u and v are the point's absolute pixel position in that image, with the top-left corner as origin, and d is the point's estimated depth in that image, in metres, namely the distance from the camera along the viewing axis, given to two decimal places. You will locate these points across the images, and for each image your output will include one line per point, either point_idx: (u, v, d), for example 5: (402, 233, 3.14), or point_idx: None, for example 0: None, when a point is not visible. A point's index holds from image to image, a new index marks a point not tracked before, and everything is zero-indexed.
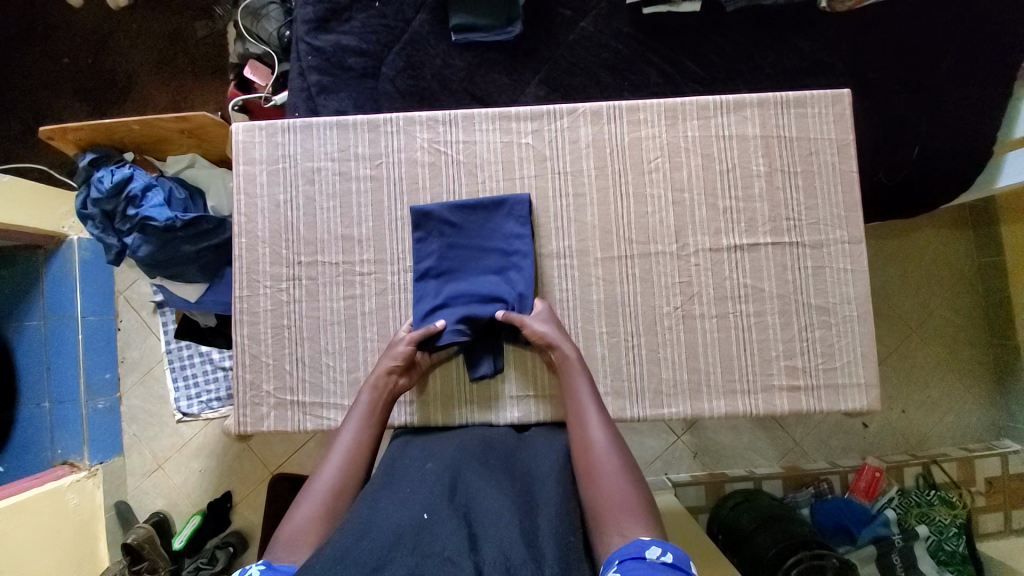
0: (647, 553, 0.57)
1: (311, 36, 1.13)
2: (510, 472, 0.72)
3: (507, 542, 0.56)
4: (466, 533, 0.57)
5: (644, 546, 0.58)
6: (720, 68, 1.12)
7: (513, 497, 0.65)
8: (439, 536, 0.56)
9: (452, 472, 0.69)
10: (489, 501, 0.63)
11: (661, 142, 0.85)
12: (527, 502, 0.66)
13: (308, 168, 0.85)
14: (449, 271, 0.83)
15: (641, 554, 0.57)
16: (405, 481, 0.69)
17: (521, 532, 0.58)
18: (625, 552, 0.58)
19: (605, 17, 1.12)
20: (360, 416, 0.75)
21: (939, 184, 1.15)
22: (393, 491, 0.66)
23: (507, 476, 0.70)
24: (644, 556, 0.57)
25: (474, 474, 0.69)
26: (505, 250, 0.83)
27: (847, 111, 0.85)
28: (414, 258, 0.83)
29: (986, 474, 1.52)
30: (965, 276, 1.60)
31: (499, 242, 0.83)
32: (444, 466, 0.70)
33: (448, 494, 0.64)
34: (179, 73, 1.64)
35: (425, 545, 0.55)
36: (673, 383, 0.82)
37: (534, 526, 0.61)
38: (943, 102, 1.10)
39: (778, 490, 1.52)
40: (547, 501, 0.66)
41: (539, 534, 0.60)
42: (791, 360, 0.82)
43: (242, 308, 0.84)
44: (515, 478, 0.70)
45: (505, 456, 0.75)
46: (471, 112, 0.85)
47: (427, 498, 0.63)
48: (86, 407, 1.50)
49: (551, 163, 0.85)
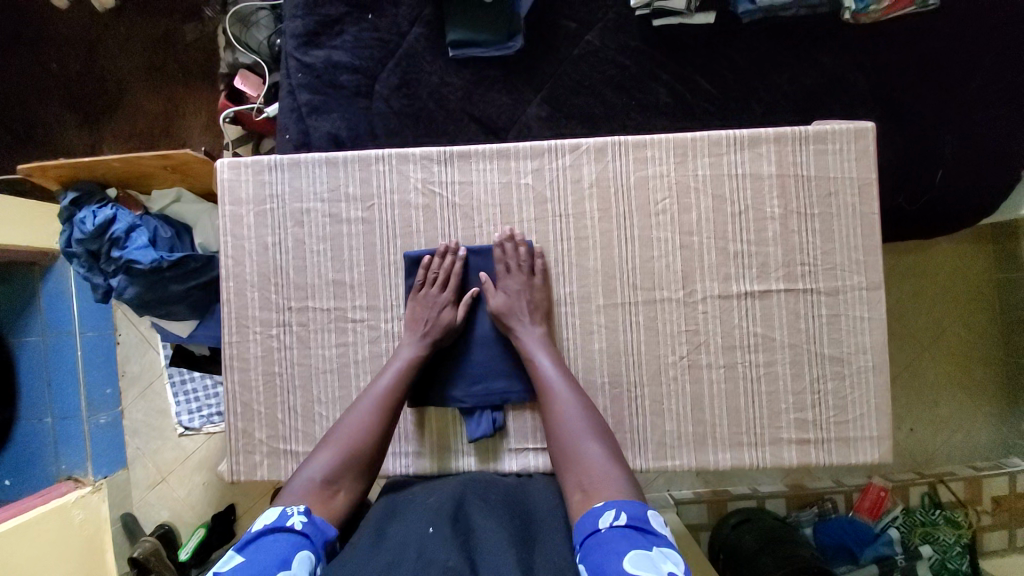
0: (602, 523, 0.58)
1: (300, 52, 1.07)
2: (512, 505, 0.70)
3: (504, 561, 0.55)
4: (465, 551, 0.57)
5: (598, 515, 0.59)
6: (734, 85, 1.05)
7: (513, 527, 0.64)
8: (439, 544, 0.58)
9: (454, 504, 0.69)
10: (490, 520, 0.64)
11: (669, 180, 0.80)
12: (529, 531, 0.64)
13: (297, 209, 0.81)
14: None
15: (596, 527, 0.57)
16: (409, 514, 0.68)
17: (519, 557, 0.56)
18: (584, 528, 0.59)
19: (610, 30, 1.06)
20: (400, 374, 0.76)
21: (964, 206, 1.08)
22: (400, 518, 0.68)
23: (509, 510, 0.69)
24: (599, 528, 0.57)
25: (477, 505, 0.69)
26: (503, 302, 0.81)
27: (870, 147, 0.79)
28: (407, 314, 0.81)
29: (993, 494, 1.48)
30: (982, 292, 1.55)
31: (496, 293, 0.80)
32: (449, 497, 0.71)
33: (451, 514, 0.66)
34: (169, 79, 1.58)
35: (428, 555, 0.56)
36: (677, 436, 0.79)
37: (533, 554, 0.59)
38: (971, 123, 1.03)
39: (781, 509, 1.50)
40: (549, 536, 0.63)
41: (538, 562, 0.57)
42: (801, 413, 0.78)
43: (232, 354, 0.82)
44: (517, 512, 0.68)
45: (507, 492, 0.74)
46: (468, 151, 0.80)
47: (430, 523, 0.63)
48: (88, 423, 1.50)
49: (552, 205, 0.80)
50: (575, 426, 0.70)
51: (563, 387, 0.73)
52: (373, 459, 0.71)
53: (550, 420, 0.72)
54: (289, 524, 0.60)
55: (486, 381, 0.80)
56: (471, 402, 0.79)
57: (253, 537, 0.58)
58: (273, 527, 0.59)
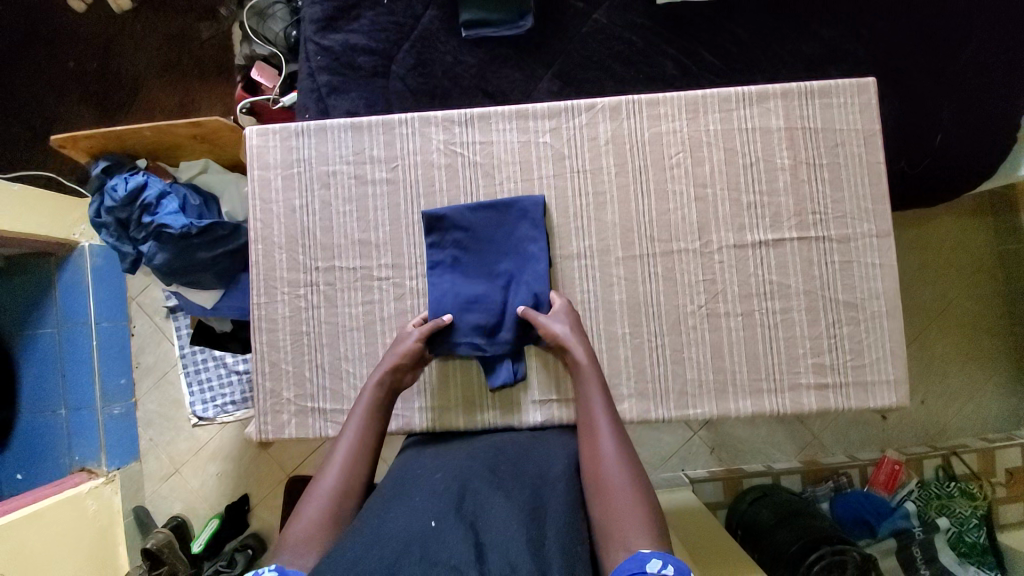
0: (647, 568, 0.56)
1: (318, 36, 1.11)
2: (519, 474, 0.70)
3: (514, 551, 0.56)
4: (473, 542, 0.57)
5: (644, 560, 0.57)
6: (737, 58, 1.09)
7: (520, 503, 0.64)
8: (446, 545, 0.57)
9: (459, 480, 0.67)
10: (493, 511, 0.62)
11: (682, 136, 0.83)
12: (537, 504, 0.64)
13: (323, 172, 0.84)
14: (459, 275, 0.82)
15: (641, 569, 0.56)
16: (415, 489, 0.68)
17: (528, 542, 0.57)
18: (626, 566, 0.57)
19: (617, 9, 1.10)
20: (368, 415, 0.74)
21: (959, 172, 1.12)
22: (403, 499, 0.66)
23: (515, 480, 0.69)
24: (644, 571, 0.56)
25: (483, 481, 0.68)
26: (521, 254, 0.82)
27: (873, 100, 0.82)
28: (425, 274, 0.83)
29: (1007, 465, 1.48)
30: (985, 265, 1.57)
31: (515, 246, 0.82)
32: (454, 473, 0.70)
33: (455, 501, 0.64)
34: (184, 75, 1.62)
35: (432, 555, 0.56)
36: (698, 384, 0.81)
37: (541, 532, 0.60)
38: (967, 90, 1.07)
39: (796, 484, 1.50)
40: (556, 505, 0.65)
41: (547, 540, 0.59)
42: (818, 357, 0.80)
43: (260, 316, 0.83)
44: (524, 482, 0.68)
45: (515, 460, 0.73)
46: (488, 112, 0.83)
47: (433, 509, 0.62)
48: (102, 413, 1.50)
49: (570, 161, 0.83)
50: (612, 469, 0.67)
51: (604, 425, 0.71)
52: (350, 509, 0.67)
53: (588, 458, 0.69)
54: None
55: (506, 329, 0.81)
56: (491, 349, 0.81)
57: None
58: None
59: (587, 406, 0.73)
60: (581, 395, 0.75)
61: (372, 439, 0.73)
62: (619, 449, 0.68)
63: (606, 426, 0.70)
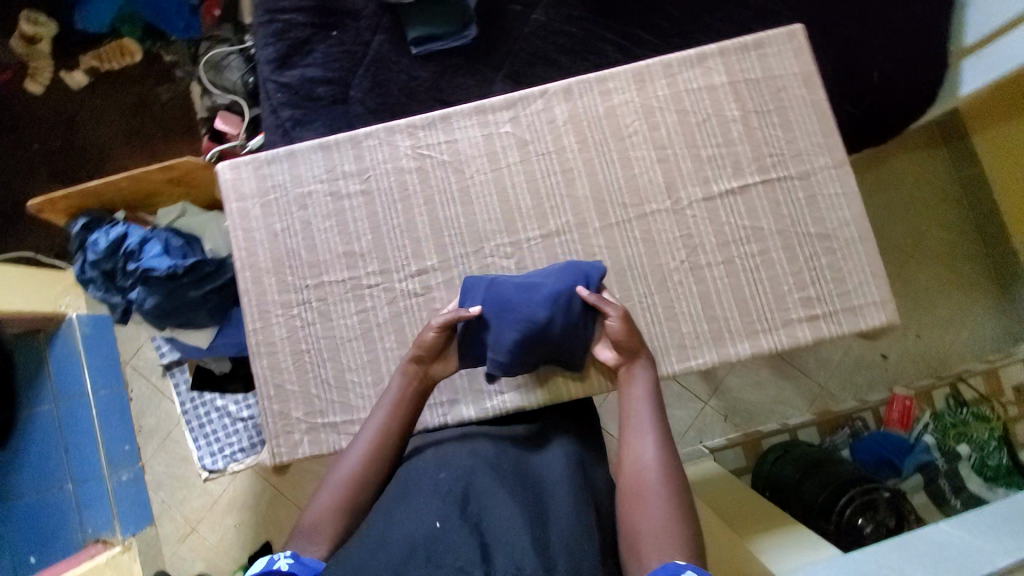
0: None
1: (276, 74, 1.15)
2: (523, 476, 0.68)
3: (518, 551, 0.55)
4: (477, 542, 0.56)
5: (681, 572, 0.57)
6: (672, 33, 1.17)
7: (524, 501, 0.63)
8: (452, 548, 0.56)
9: (463, 482, 0.65)
10: (502, 510, 0.60)
11: (635, 106, 0.87)
12: (540, 508, 0.62)
13: (299, 193, 0.85)
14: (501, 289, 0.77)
15: None
16: (417, 491, 0.65)
17: (533, 542, 0.56)
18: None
19: (553, 6, 1.18)
20: (392, 405, 0.74)
21: (898, 110, 1.20)
22: (407, 502, 0.64)
23: (520, 483, 0.67)
24: None
25: (489, 482, 0.65)
26: (574, 269, 0.78)
27: (803, 45, 0.88)
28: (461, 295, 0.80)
29: (1014, 382, 1.51)
30: (950, 193, 1.62)
31: (564, 269, 0.78)
32: (459, 472, 0.67)
33: (460, 502, 0.62)
34: (149, 138, 1.65)
35: (437, 557, 0.55)
36: (695, 335, 0.82)
37: (546, 534, 0.59)
38: (889, 30, 1.15)
39: (814, 437, 1.50)
40: (560, 509, 0.64)
41: (552, 541, 0.58)
42: (804, 291, 0.82)
43: (257, 341, 0.83)
44: (525, 482, 0.67)
45: (518, 460, 0.71)
46: (448, 112, 0.86)
47: (437, 511, 0.60)
48: (110, 481, 1.48)
49: (533, 146, 0.86)
50: (652, 479, 0.66)
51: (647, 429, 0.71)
52: (363, 494, 0.67)
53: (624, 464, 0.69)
54: (275, 568, 0.58)
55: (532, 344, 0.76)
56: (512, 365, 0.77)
57: None
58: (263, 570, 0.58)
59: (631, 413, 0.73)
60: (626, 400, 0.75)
61: (397, 430, 0.73)
62: (662, 464, 0.67)
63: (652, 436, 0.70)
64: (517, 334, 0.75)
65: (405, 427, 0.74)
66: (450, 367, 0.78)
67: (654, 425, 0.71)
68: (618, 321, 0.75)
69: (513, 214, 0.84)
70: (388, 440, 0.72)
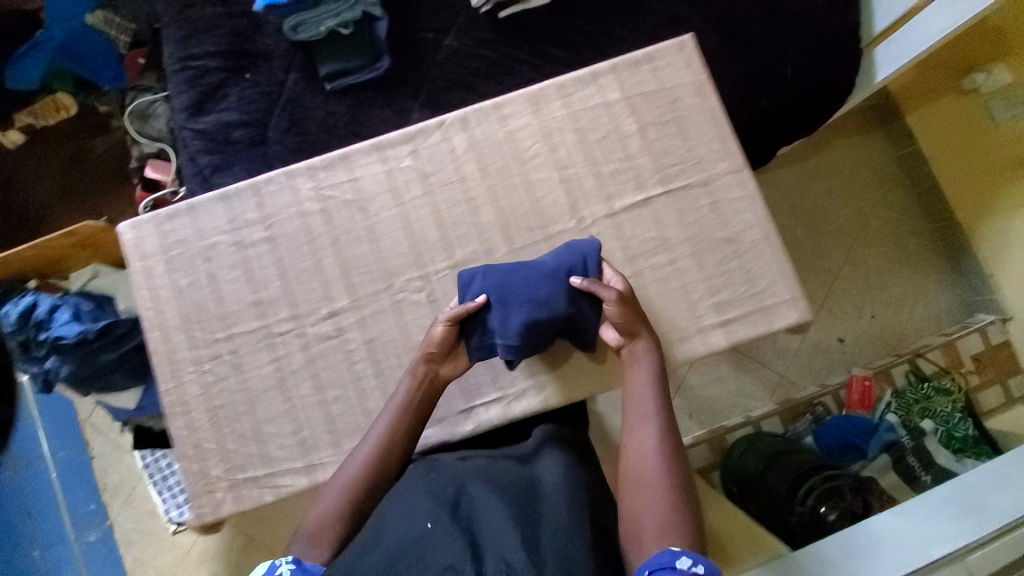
0: (678, 563, 0.58)
1: (191, 121, 1.15)
2: (517, 480, 0.68)
3: (509, 547, 0.54)
4: (467, 543, 0.56)
5: (676, 556, 0.58)
6: (584, 48, 1.19)
7: (517, 503, 0.62)
8: (441, 548, 0.56)
9: (458, 485, 0.66)
10: (492, 510, 0.60)
11: (533, 128, 0.87)
12: (533, 506, 0.62)
13: (203, 247, 0.85)
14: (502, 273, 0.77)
15: (671, 561, 0.58)
16: (411, 494, 0.66)
17: (524, 541, 0.56)
18: (656, 559, 0.59)
19: (465, 31, 1.19)
20: (397, 411, 0.74)
21: (817, 100, 1.21)
22: (400, 504, 0.65)
23: (511, 486, 0.66)
24: (674, 565, 0.57)
25: (479, 486, 0.65)
26: (573, 249, 0.80)
27: (694, 55, 0.89)
28: (459, 290, 0.79)
29: (972, 352, 1.53)
30: (889, 174, 1.65)
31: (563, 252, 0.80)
32: (451, 480, 0.68)
33: (451, 505, 0.62)
34: (88, 191, 1.65)
35: (427, 557, 0.56)
36: (610, 351, 0.83)
37: (536, 532, 0.58)
38: (796, 25, 1.18)
39: (777, 427, 1.50)
40: (554, 508, 0.62)
41: (543, 537, 0.57)
42: (715, 297, 0.83)
43: (171, 401, 0.83)
44: (519, 485, 0.67)
45: (512, 468, 0.71)
46: (347, 151, 0.86)
47: (429, 513, 0.61)
48: (76, 543, 1.49)
49: (436, 177, 0.86)
50: (649, 464, 0.67)
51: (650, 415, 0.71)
52: (363, 502, 0.69)
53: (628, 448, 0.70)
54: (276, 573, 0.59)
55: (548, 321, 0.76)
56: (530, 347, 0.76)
57: None
58: None
59: (636, 398, 0.74)
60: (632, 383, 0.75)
61: (402, 436, 0.73)
62: (661, 451, 0.68)
63: (655, 423, 0.71)
64: (524, 317, 0.75)
65: (410, 431, 0.74)
66: (460, 366, 0.78)
67: (657, 409, 0.72)
68: (614, 304, 0.75)
69: (421, 247, 0.84)
70: (393, 446, 0.72)
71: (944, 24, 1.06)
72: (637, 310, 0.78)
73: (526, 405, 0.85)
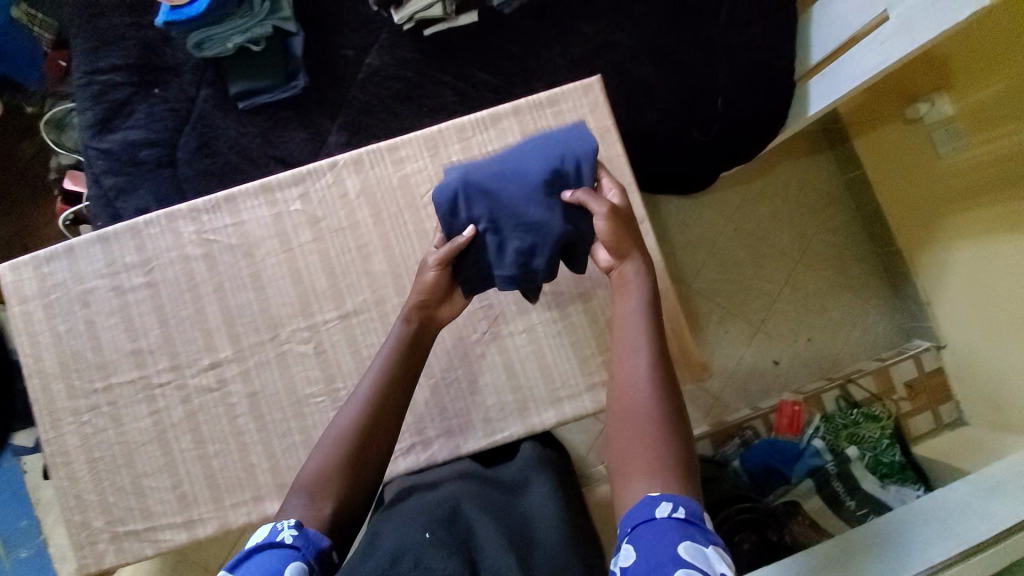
0: (658, 512, 0.58)
1: (95, 140, 1.09)
2: (506, 509, 0.74)
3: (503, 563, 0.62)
4: (464, 558, 0.63)
5: (655, 504, 0.59)
6: (511, 72, 1.14)
7: (509, 530, 0.68)
8: (437, 554, 0.63)
9: (451, 503, 0.73)
10: (486, 532, 0.67)
11: (429, 173, 0.84)
12: (517, 526, 0.70)
13: (81, 291, 0.82)
14: (489, 193, 0.70)
15: (650, 515, 0.58)
16: (407, 511, 0.73)
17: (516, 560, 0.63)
18: (638, 514, 0.59)
19: (386, 49, 1.13)
20: (388, 354, 0.71)
21: (747, 132, 1.21)
22: (400, 514, 0.73)
23: (502, 513, 0.72)
24: (655, 516, 0.58)
25: (472, 505, 0.73)
26: (559, 149, 0.72)
27: (601, 98, 0.86)
28: (444, 220, 0.72)
29: (905, 378, 1.52)
30: (835, 197, 1.64)
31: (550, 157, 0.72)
32: (446, 496, 0.75)
33: (447, 520, 0.69)
34: (14, 198, 1.59)
35: (426, 561, 0.62)
36: (500, 408, 0.81)
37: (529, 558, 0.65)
38: (732, 51, 1.13)
39: (708, 449, 1.51)
40: (545, 539, 0.68)
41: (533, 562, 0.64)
42: (607, 354, 0.81)
43: (52, 452, 0.81)
44: (510, 515, 0.72)
45: (503, 498, 0.76)
46: (231, 193, 0.82)
47: (426, 525, 0.68)
48: (7, 559, 1.49)
49: (326, 222, 0.82)
50: (642, 400, 0.66)
51: (640, 346, 0.69)
52: (359, 454, 0.67)
53: (619, 386, 0.69)
54: (279, 539, 0.60)
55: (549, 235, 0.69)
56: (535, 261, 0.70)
57: (247, 553, 0.59)
58: (266, 542, 0.60)
59: (626, 333, 0.71)
60: (622, 312, 0.73)
61: (395, 379, 0.71)
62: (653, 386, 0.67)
63: (644, 356, 0.69)
64: (520, 243, 0.70)
65: (404, 375, 0.71)
66: (456, 309, 0.76)
67: (648, 343, 0.69)
68: (605, 219, 0.69)
69: (307, 296, 0.80)
70: (385, 390, 0.70)
71: (883, 56, 0.96)
72: (629, 222, 0.73)
73: (413, 460, 0.80)
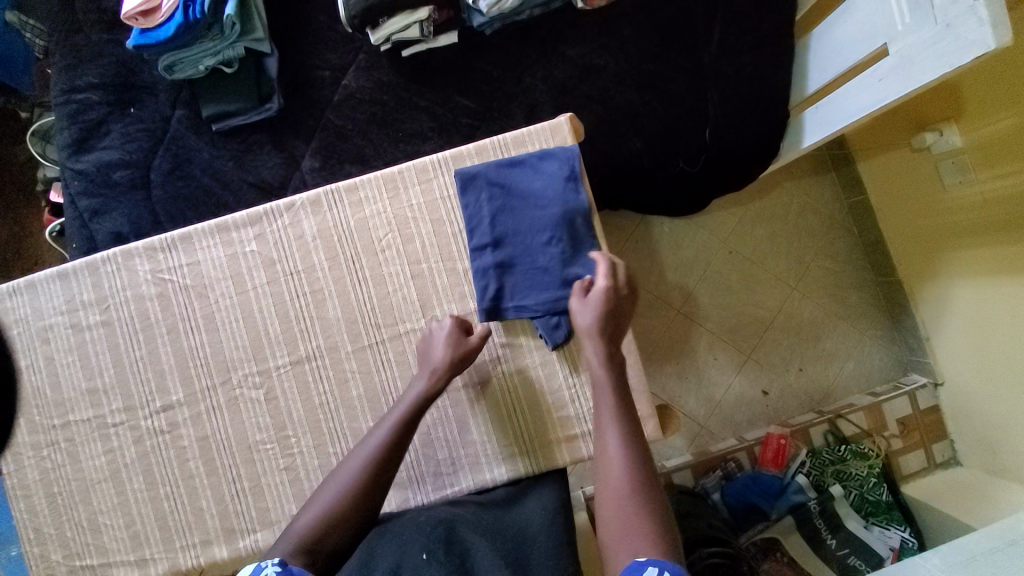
0: None
1: (72, 160, 1.09)
2: (502, 530, 0.68)
3: None
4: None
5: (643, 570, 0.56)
6: (491, 96, 1.09)
7: (505, 551, 0.64)
8: None
9: (446, 524, 0.67)
10: (484, 555, 0.62)
11: (387, 216, 0.83)
12: (520, 543, 0.66)
13: (40, 327, 0.82)
14: (508, 233, 0.81)
15: None
16: (400, 530, 0.68)
17: None
18: None
19: (363, 71, 1.09)
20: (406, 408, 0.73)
21: (736, 161, 1.16)
22: (391, 537, 0.67)
23: (500, 534, 0.67)
24: None
25: (468, 524, 0.68)
26: (560, 185, 0.81)
27: (568, 138, 0.85)
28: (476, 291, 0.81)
29: (897, 416, 1.47)
30: (837, 220, 1.57)
31: (553, 197, 0.81)
32: (441, 516, 0.71)
33: (444, 539, 0.64)
34: (9, 203, 1.60)
35: None
36: (450, 462, 0.81)
37: None
38: (721, 78, 1.07)
39: (688, 480, 1.48)
40: (541, 558, 0.64)
41: None
42: (562, 411, 0.82)
43: (14, 484, 0.82)
44: (506, 535, 0.67)
45: (498, 516, 0.71)
46: (188, 232, 0.82)
47: (424, 546, 0.64)
48: None
49: (281, 265, 0.82)
50: (618, 473, 0.64)
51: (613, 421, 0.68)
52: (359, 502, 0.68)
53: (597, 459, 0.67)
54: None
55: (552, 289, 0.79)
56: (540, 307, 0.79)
57: None
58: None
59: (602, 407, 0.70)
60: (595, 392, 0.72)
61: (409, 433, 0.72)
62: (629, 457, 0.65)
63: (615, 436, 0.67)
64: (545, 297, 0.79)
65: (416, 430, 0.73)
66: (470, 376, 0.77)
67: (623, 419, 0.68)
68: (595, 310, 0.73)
69: (260, 341, 0.81)
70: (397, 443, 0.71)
71: (868, 101, 0.88)
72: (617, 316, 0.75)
73: None
